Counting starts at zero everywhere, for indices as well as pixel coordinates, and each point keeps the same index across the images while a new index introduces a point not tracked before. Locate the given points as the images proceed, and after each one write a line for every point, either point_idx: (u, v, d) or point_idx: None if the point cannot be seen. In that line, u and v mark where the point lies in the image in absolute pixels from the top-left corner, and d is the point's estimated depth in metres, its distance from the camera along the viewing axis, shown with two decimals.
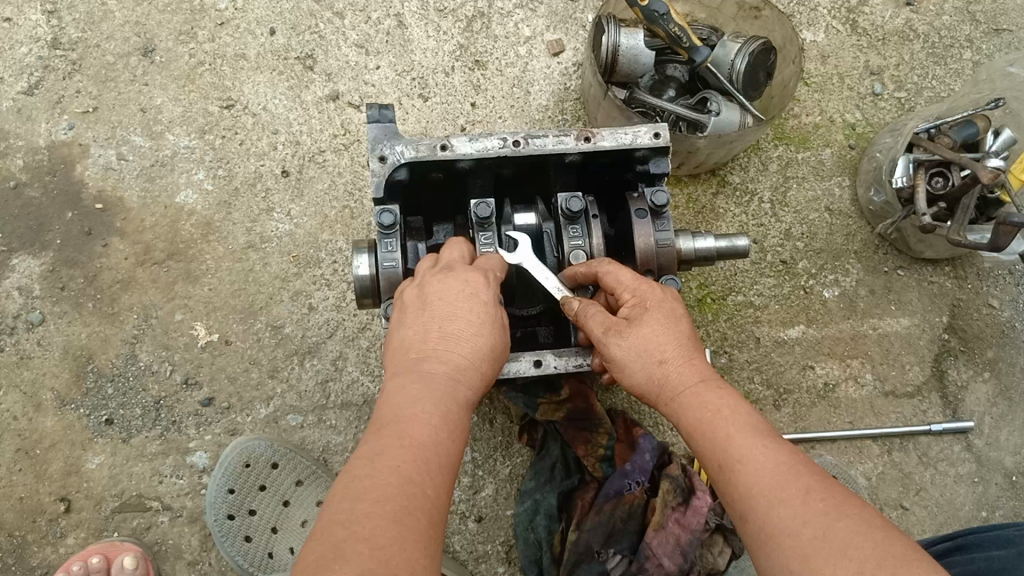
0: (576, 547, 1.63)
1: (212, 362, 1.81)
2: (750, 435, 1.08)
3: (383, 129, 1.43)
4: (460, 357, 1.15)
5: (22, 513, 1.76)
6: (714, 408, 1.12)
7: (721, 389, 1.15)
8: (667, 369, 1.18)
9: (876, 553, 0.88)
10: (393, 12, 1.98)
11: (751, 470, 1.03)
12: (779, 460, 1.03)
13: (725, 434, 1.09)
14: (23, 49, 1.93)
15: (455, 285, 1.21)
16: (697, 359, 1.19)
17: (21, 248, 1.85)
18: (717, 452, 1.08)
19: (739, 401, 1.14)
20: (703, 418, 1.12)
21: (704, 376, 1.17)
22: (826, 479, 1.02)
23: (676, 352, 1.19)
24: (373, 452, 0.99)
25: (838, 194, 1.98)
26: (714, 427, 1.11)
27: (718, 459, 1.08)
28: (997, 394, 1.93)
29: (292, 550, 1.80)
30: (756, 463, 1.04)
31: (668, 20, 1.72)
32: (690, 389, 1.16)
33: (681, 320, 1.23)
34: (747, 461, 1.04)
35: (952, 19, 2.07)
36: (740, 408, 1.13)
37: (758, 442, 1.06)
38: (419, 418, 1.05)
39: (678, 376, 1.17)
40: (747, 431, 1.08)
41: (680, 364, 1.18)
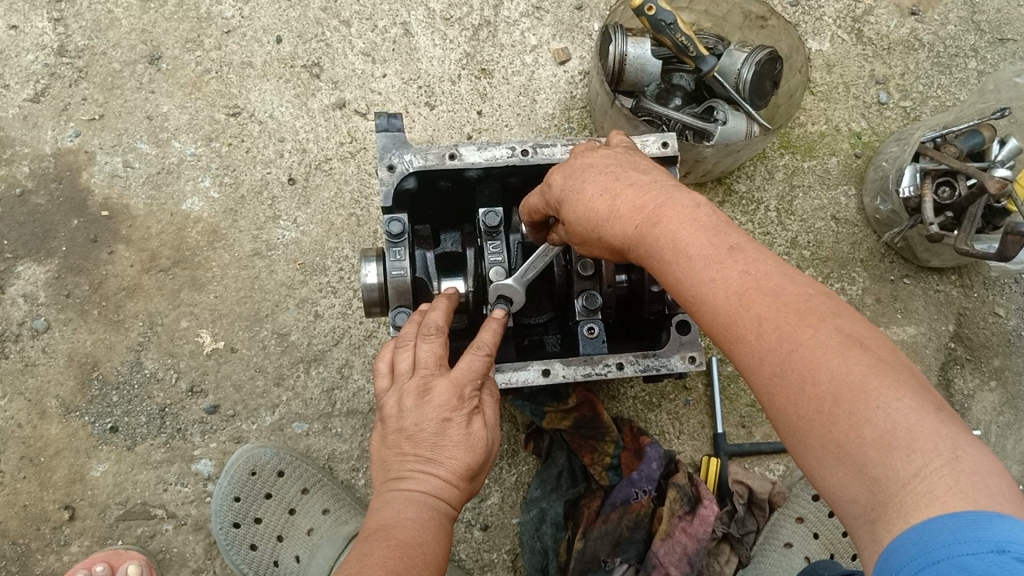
0: (582, 555, 1.62)
1: (217, 370, 1.81)
2: (698, 262, 0.86)
3: (392, 137, 1.42)
4: (439, 475, 1.17)
5: (26, 521, 1.76)
6: (659, 248, 0.91)
7: (664, 218, 0.92)
8: (603, 231, 1.01)
9: (833, 388, 0.73)
10: (400, 20, 1.99)
11: (705, 309, 0.85)
12: (727, 286, 0.83)
13: (674, 276, 0.89)
14: (29, 56, 1.93)
15: (429, 405, 1.19)
16: (632, 196, 0.98)
17: (26, 256, 1.84)
18: (674, 292, 0.90)
19: (696, 225, 0.89)
20: (653, 262, 0.93)
21: (638, 213, 0.95)
22: (782, 283, 0.81)
23: (602, 211, 1.01)
24: (361, 555, 1.05)
25: (844, 203, 1.98)
26: (661, 270, 0.91)
27: (675, 295, 0.90)
28: (1003, 403, 1.93)
29: (298, 558, 1.78)
30: (706, 300, 0.84)
31: (674, 29, 1.73)
32: (632, 244, 0.96)
33: (591, 180, 1.05)
34: (699, 302, 0.85)
35: (957, 29, 2.08)
36: (683, 227, 0.90)
37: (706, 269, 0.85)
38: (403, 529, 1.10)
39: (617, 234, 0.98)
40: (695, 264, 0.87)
41: (615, 220, 0.98)
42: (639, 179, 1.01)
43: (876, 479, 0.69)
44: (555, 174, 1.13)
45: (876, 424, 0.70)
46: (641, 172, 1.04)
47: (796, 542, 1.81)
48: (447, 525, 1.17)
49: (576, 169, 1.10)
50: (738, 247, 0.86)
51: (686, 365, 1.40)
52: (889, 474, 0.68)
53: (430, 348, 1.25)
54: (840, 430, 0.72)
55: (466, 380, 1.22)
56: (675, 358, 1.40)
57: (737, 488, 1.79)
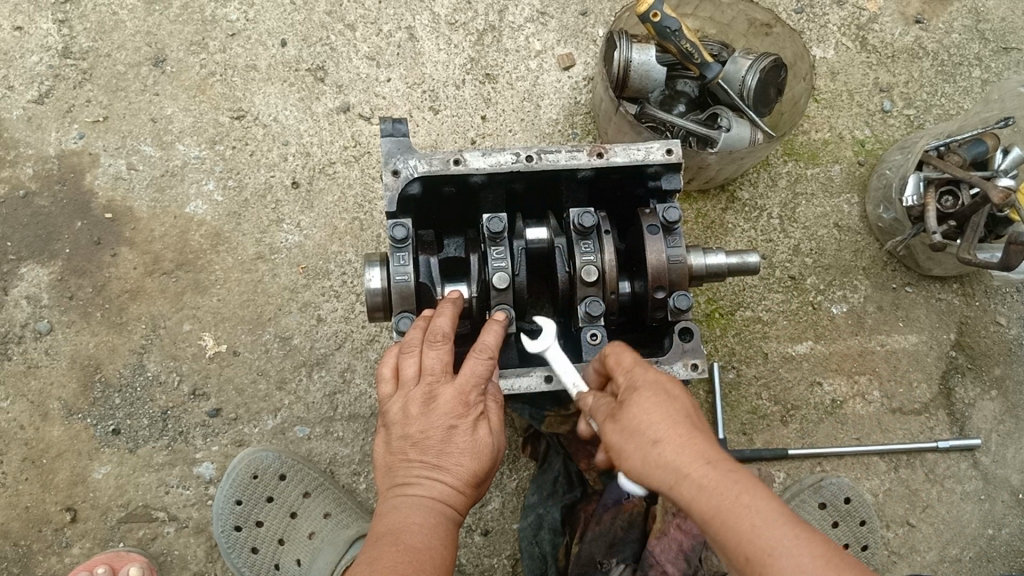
0: (579, 559, 1.62)
1: (220, 373, 1.81)
2: (779, 533, 0.97)
3: (397, 143, 1.43)
4: (444, 482, 1.19)
5: (28, 522, 1.76)
6: (735, 520, 0.99)
7: (736, 482, 1.02)
8: (661, 474, 1.06)
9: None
10: (405, 25, 1.99)
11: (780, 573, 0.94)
12: (805, 559, 0.94)
13: (754, 543, 0.97)
14: (34, 57, 1.93)
15: (434, 413, 1.20)
16: (696, 445, 1.06)
17: (29, 257, 1.85)
18: (740, 544, 0.98)
19: (749, 489, 1.01)
20: (721, 505, 1.00)
21: (712, 455, 1.05)
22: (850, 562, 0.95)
23: (673, 443, 1.06)
24: (370, 561, 1.09)
25: (847, 210, 1.98)
26: (734, 514, 0.99)
27: (744, 550, 0.98)
28: (1004, 412, 1.93)
29: (298, 562, 1.79)
30: (786, 569, 0.94)
31: (679, 36, 1.72)
32: (697, 477, 1.03)
33: (668, 401, 1.11)
34: (775, 560, 0.95)
35: (961, 37, 2.08)
36: (751, 494, 1.00)
37: (782, 546, 0.96)
38: (412, 534, 1.13)
39: (679, 489, 1.04)
40: (775, 535, 0.96)
41: (684, 449, 1.05)
42: (700, 424, 1.10)
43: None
44: (640, 373, 1.16)
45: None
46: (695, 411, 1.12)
47: None
48: (454, 528, 1.19)
49: (655, 381, 1.15)
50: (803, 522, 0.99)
51: (688, 372, 1.40)
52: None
53: (435, 353, 1.25)
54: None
55: (470, 385, 1.22)
56: (678, 365, 1.41)
57: None
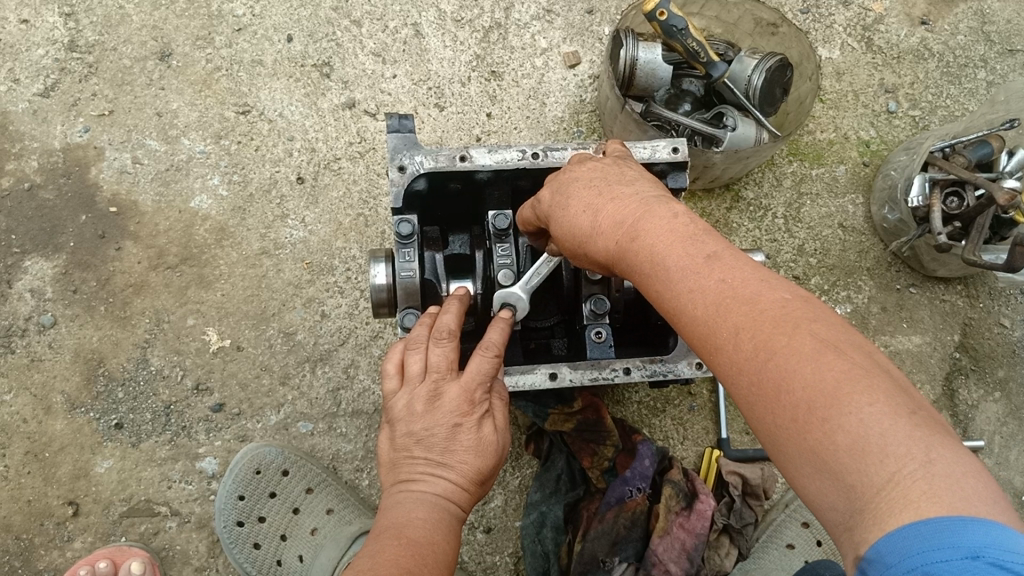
0: (581, 558, 1.61)
1: (223, 368, 1.81)
2: (676, 278, 0.85)
3: (403, 138, 1.42)
4: (448, 479, 1.18)
5: (29, 515, 1.76)
6: (639, 261, 0.91)
7: (645, 231, 0.92)
8: (588, 247, 1.01)
9: (810, 398, 0.71)
10: (411, 21, 1.99)
11: (686, 320, 0.84)
12: (703, 297, 0.82)
13: (656, 289, 0.88)
14: (39, 51, 1.93)
15: (439, 411, 1.20)
16: (614, 213, 0.98)
17: (34, 251, 1.84)
18: (650, 290, 0.89)
19: (667, 236, 0.89)
20: (637, 279, 0.92)
21: (622, 232, 0.95)
22: (759, 290, 0.80)
23: (587, 230, 1.01)
24: (372, 552, 1.08)
25: (851, 211, 1.98)
26: (644, 281, 0.90)
27: (663, 312, 0.89)
28: (1007, 414, 1.93)
29: (301, 558, 1.78)
30: (687, 314, 0.84)
31: (686, 35, 1.72)
32: (615, 262, 0.97)
33: (576, 194, 1.05)
34: (680, 316, 0.85)
35: (967, 39, 2.08)
36: (660, 233, 0.90)
37: (684, 282, 0.85)
38: (415, 528, 1.12)
39: (602, 251, 0.99)
40: (677, 280, 0.85)
41: (600, 239, 0.99)
42: (622, 193, 1.01)
43: (852, 484, 0.67)
44: (541, 193, 1.15)
45: (849, 432, 0.68)
46: (624, 185, 1.04)
47: (798, 544, 1.79)
48: (456, 526, 1.18)
49: (568, 181, 1.09)
50: (714, 256, 0.85)
51: (693, 371, 1.39)
52: (863, 481, 0.66)
53: (440, 350, 1.25)
54: (815, 439, 0.70)
55: (475, 384, 1.22)
56: (682, 364, 1.40)
57: (731, 478, 1.79)
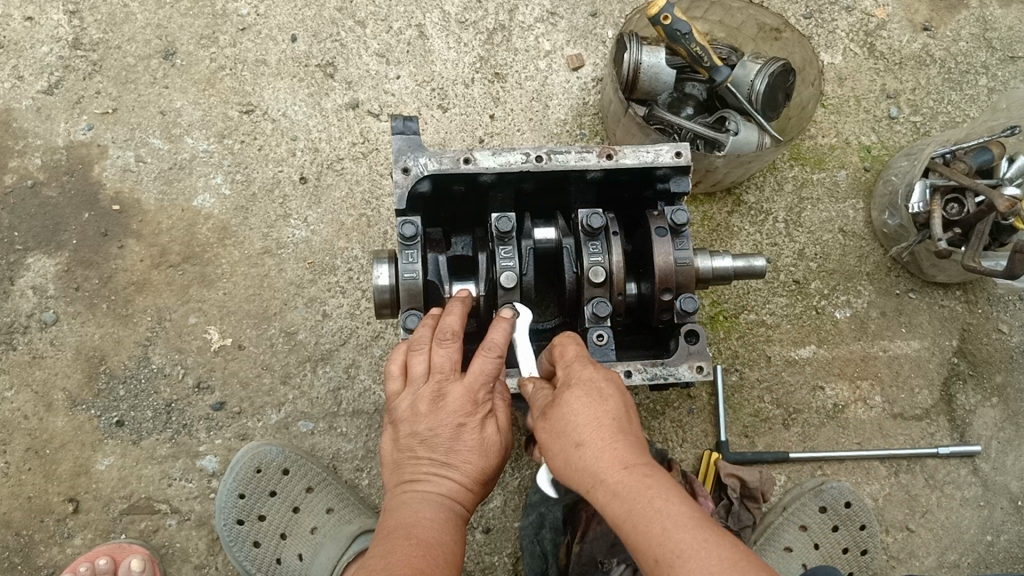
0: (579, 558, 1.62)
1: (224, 366, 1.81)
2: (685, 533, 0.95)
3: (408, 140, 1.42)
4: (453, 480, 1.20)
5: (30, 512, 1.76)
6: (643, 495, 1.00)
7: (656, 477, 1.02)
8: (588, 455, 1.06)
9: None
10: (415, 22, 1.99)
11: (681, 565, 0.92)
12: (713, 561, 0.91)
13: (659, 528, 0.96)
14: (44, 48, 1.93)
15: (443, 411, 1.21)
16: (626, 443, 1.06)
17: (37, 248, 1.85)
18: (652, 526, 0.97)
19: (675, 492, 1.01)
20: (634, 508, 0.99)
21: (631, 460, 1.05)
22: (764, 567, 0.92)
23: (596, 440, 1.07)
24: (382, 553, 1.09)
25: (852, 216, 1.99)
26: (647, 516, 0.98)
27: (651, 552, 0.96)
28: (1004, 419, 1.94)
29: (301, 557, 1.79)
30: (695, 558, 0.92)
31: (689, 39, 1.73)
32: (611, 481, 1.03)
33: (604, 399, 1.11)
34: (687, 557, 0.93)
35: (968, 45, 2.09)
36: (664, 482, 1.01)
37: (698, 533, 0.94)
38: (423, 528, 1.13)
39: (600, 467, 1.04)
40: (682, 530, 0.95)
41: (605, 458, 1.05)
42: (634, 431, 1.09)
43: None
44: (575, 366, 1.18)
45: None
46: (634, 420, 1.12)
47: (795, 548, 1.82)
48: (462, 524, 1.20)
49: (596, 377, 1.15)
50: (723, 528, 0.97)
51: (693, 374, 1.40)
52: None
53: (444, 351, 1.25)
54: None
55: (479, 384, 1.23)
56: (683, 367, 1.41)
57: (729, 480, 1.80)
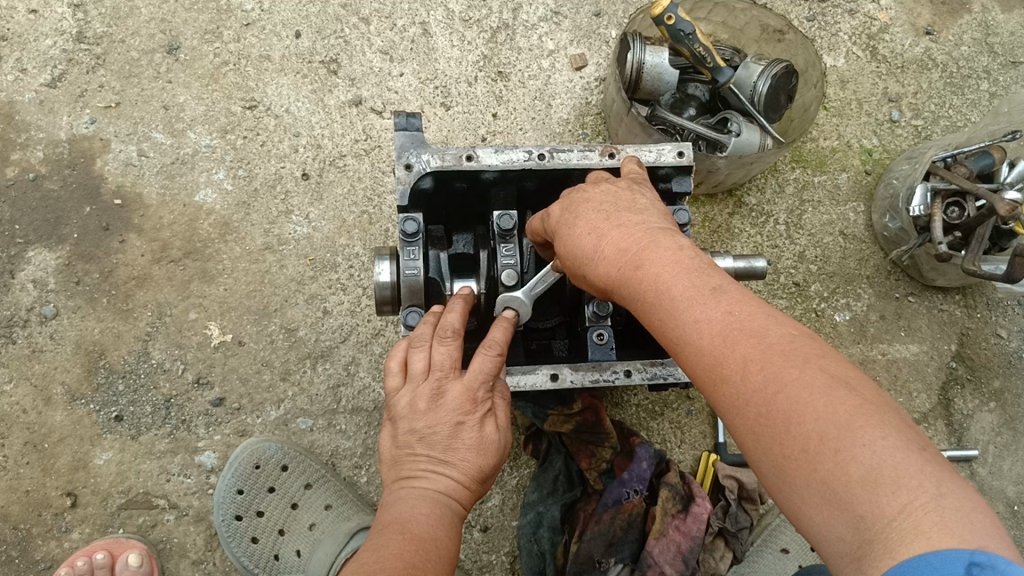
0: (577, 557, 1.62)
1: (224, 362, 1.81)
2: (682, 305, 0.87)
3: (411, 137, 1.42)
4: (449, 477, 1.19)
5: (27, 506, 1.76)
6: (641, 288, 0.92)
7: (647, 259, 0.94)
8: (588, 270, 1.02)
9: (817, 427, 0.73)
10: (419, 20, 1.99)
11: (691, 349, 0.85)
12: (708, 328, 0.84)
13: (660, 319, 0.90)
14: (47, 41, 1.92)
15: (442, 409, 1.21)
16: (620, 237, 1.00)
17: (37, 241, 1.85)
18: (652, 314, 0.91)
19: (683, 283, 0.89)
20: (642, 307, 0.92)
21: (622, 257, 0.97)
22: (768, 325, 0.82)
23: (588, 253, 1.03)
24: (378, 545, 1.09)
25: (852, 219, 2.00)
26: (646, 312, 0.92)
27: (663, 340, 0.90)
28: (1001, 424, 1.95)
29: (299, 553, 1.80)
30: (693, 343, 0.85)
31: (693, 39, 1.73)
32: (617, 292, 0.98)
33: (582, 217, 1.07)
34: (685, 344, 0.86)
35: (970, 50, 2.10)
36: (677, 284, 0.89)
37: (691, 310, 0.86)
38: (418, 523, 1.13)
39: (602, 273, 0.99)
40: (688, 327, 0.86)
41: (601, 260, 1.00)
42: (629, 221, 1.02)
43: (860, 515, 0.68)
44: (553, 207, 1.15)
45: (861, 465, 0.69)
46: (634, 212, 1.05)
47: (793, 549, 1.81)
48: (458, 521, 1.19)
49: (572, 206, 1.11)
50: (721, 289, 0.87)
51: None
52: (872, 511, 0.67)
53: (443, 348, 1.25)
54: (826, 470, 0.71)
55: (478, 383, 1.23)
56: (683, 368, 1.40)
57: (727, 482, 1.80)
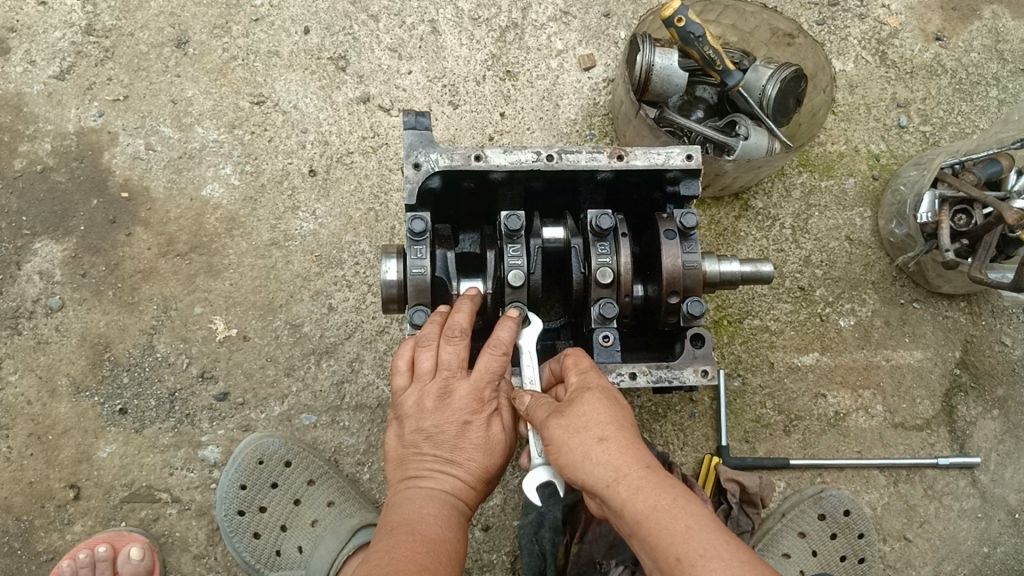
0: (578, 559, 1.63)
1: (229, 357, 1.81)
2: (710, 528, 0.97)
3: (419, 136, 1.42)
4: (455, 478, 1.20)
5: (31, 497, 1.76)
6: (671, 496, 1.01)
7: (677, 483, 1.04)
8: (605, 452, 1.07)
9: None
10: (428, 18, 1.99)
11: (711, 565, 0.93)
12: (735, 554, 0.94)
13: (682, 527, 0.98)
14: (57, 33, 1.92)
15: (449, 409, 1.21)
16: (644, 450, 1.09)
17: (44, 233, 1.85)
18: (671, 525, 0.98)
19: (706, 508, 1.01)
20: (655, 505, 1.01)
21: (650, 462, 1.06)
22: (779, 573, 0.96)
23: (618, 438, 1.08)
24: (387, 547, 1.09)
25: (859, 224, 1.99)
26: (664, 516, 0.99)
27: (670, 548, 0.97)
28: (1004, 432, 1.94)
29: (300, 549, 1.80)
30: (721, 559, 0.94)
31: (702, 42, 1.73)
32: (634, 479, 1.04)
33: (623, 409, 1.14)
34: (710, 556, 0.94)
35: (980, 56, 2.10)
36: (699, 509, 1.00)
37: (721, 534, 0.97)
38: (427, 523, 1.13)
39: (618, 461, 1.06)
40: (715, 549, 0.95)
41: (626, 452, 1.07)
42: (642, 435, 1.13)
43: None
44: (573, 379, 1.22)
45: None
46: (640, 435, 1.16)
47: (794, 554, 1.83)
48: (464, 520, 1.20)
49: (609, 389, 1.17)
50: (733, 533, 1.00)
51: (698, 378, 1.40)
52: None
53: (451, 348, 1.24)
54: None
55: (484, 383, 1.23)
56: (688, 371, 1.41)
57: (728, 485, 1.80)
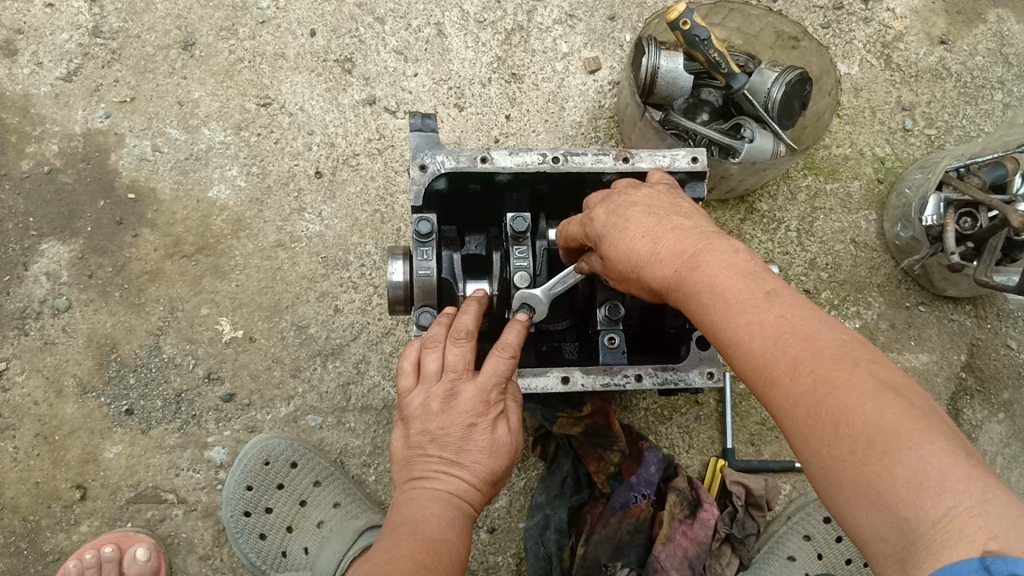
0: (584, 561, 1.61)
1: (235, 359, 1.82)
2: (734, 310, 0.87)
3: (426, 138, 1.43)
4: (459, 480, 1.20)
5: (37, 497, 1.77)
6: (695, 294, 0.92)
7: (701, 266, 0.94)
8: (642, 271, 1.03)
9: (866, 430, 0.73)
10: (434, 21, 2.00)
11: (740, 353, 0.85)
12: (762, 330, 0.84)
13: (711, 319, 0.90)
14: (64, 35, 1.93)
15: (455, 410, 1.21)
16: (675, 242, 1.00)
17: (51, 234, 1.85)
18: (702, 321, 0.91)
19: (736, 278, 0.89)
20: (689, 307, 0.94)
21: (676, 259, 0.98)
22: (819, 329, 0.82)
23: (644, 255, 1.03)
24: (389, 546, 1.09)
25: (864, 227, 2.00)
26: (696, 313, 0.92)
27: (712, 341, 0.91)
28: (1010, 436, 1.94)
29: (306, 550, 1.80)
30: (742, 346, 0.85)
31: (707, 45, 1.73)
32: (669, 289, 0.98)
33: (635, 223, 1.08)
34: (735, 346, 0.86)
35: (985, 60, 2.10)
36: (729, 288, 0.89)
37: (742, 313, 0.86)
38: (429, 524, 1.13)
39: (656, 276, 1.00)
40: (736, 335, 0.86)
41: (655, 263, 1.01)
42: (683, 225, 1.03)
43: (905, 518, 0.69)
44: (605, 204, 1.15)
45: (908, 467, 0.70)
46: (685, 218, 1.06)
47: (799, 557, 1.83)
48: (468, 522, 1.20)
49: (634, 207, 1.10)
50: (772, 292, 0.87)
51: (704, 380, 1.41)
52: (917, 513, 0.68)
53: (457, 347, 1.25)
54: (874, 472, 0.72)
55: (491, 385, 1.23)
56: (694, 373, 1.41)
57: (734, 488, 1.78)
